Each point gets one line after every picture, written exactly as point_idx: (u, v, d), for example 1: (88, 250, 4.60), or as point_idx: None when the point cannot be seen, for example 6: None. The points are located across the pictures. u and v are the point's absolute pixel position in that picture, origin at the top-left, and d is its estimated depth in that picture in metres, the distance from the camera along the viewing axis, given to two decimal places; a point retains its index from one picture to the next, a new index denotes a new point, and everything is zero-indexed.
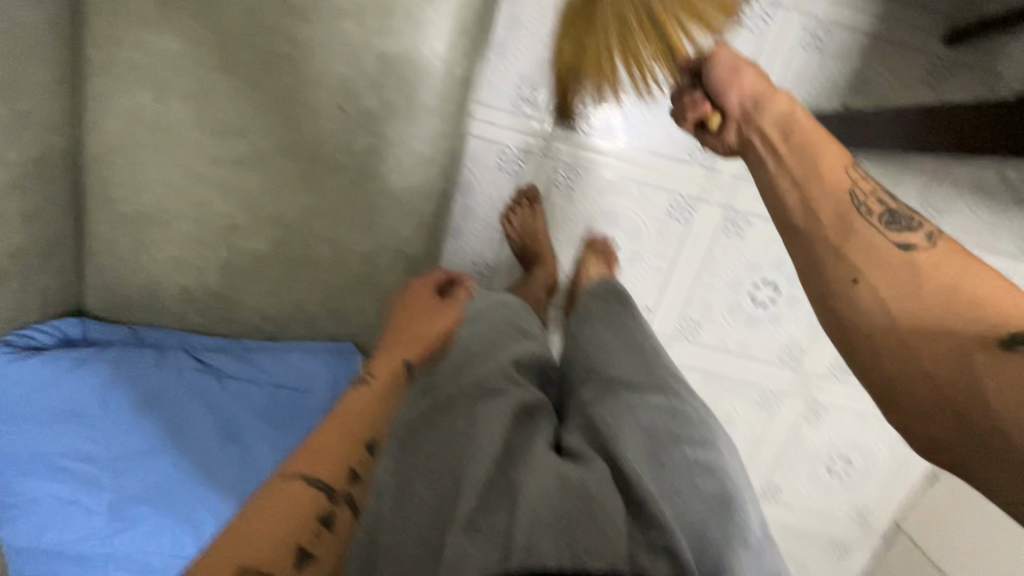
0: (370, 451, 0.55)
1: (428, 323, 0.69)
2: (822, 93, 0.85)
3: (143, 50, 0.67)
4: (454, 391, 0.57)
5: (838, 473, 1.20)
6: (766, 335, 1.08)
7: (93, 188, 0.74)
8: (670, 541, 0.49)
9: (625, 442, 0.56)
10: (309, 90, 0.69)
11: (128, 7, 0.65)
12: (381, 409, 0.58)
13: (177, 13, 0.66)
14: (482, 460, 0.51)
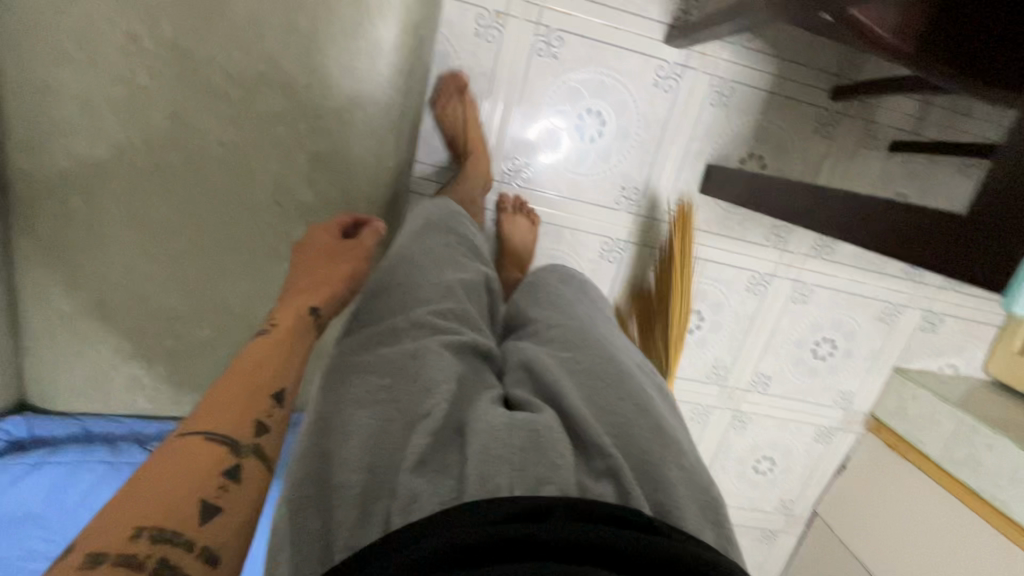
0: (279, 400, 0.53)
1: (328, 267, 0.68)
2: (722, 145, 1.02)
3: (73, 159, 0.69)
4: (402, 324, 0.63)
5: (763, 472, 1.33)
6: (695, 358, 1.19)
7: (28, 288, 0.75)
8: (612, 464, 0.53)
9: (561, 379, 0.62)
10: (244, 188, 0.73)
11: (52, 117, 0.67)
12: (286, 357, 0.57)
13: (105, 122, 0.67)
14: (432, 395, 0.55)
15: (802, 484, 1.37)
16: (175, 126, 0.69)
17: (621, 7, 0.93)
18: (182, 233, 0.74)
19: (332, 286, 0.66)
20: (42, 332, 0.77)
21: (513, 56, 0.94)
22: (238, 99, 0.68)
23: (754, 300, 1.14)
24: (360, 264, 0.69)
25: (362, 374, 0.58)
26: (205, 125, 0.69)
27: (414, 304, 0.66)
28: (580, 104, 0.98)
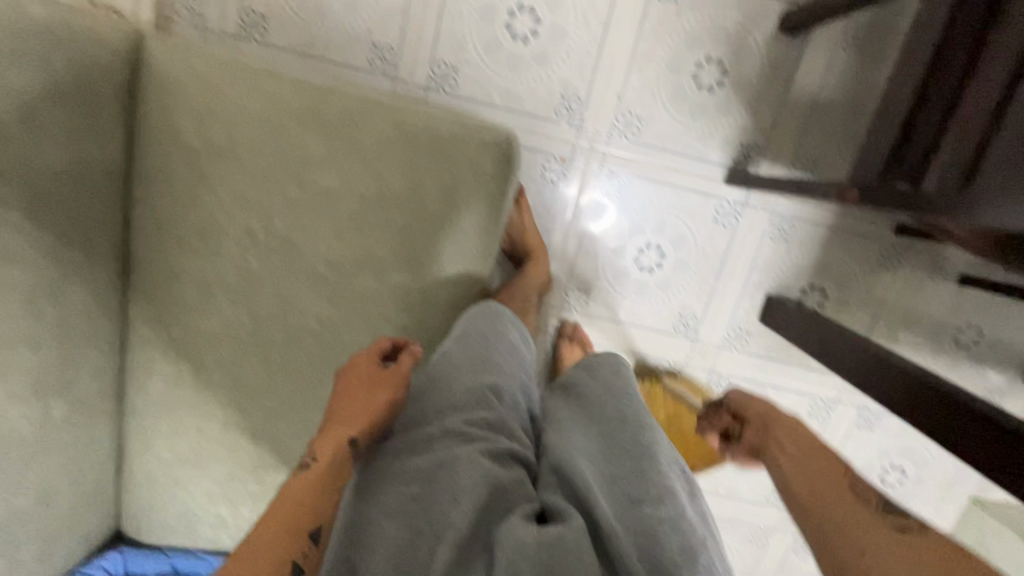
0: (314, 541, 0.49)
1: (366, 402, 0.55)
2: (784, 276, 0.95)
3: (97, 275, 0.59)
4: (434, 431, 0.55)
5: (894, 485, 1.08)
6: (791, 390, 1.02)
7: (98, 424, 0.65)
8: None
9: (600, 492, 0.53)
10: (282, 287, 0.62)
11: (107, 225, 0.58)
12: (325, 503, 0.50)
13: (131, 233, 0.61)
14: (462, 506, 0.50)
15: (943, 512, 1.10)
16: (190, 228, 0.60)
17: (683, 152, 0.89)
18: (237, 371, 0.65)
19: (371, 417, 0.54)
20: (140, 472, 0.70)
21: (584, 166, 0.90)
22: (280, 251, 0.61)
23: (818, 425, 1.04)
24: (399, 398, 0.56)
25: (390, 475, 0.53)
26: (239, 246, 0.61)
27: (434, 423, 0.57)
28: (636, 244, 0.94)
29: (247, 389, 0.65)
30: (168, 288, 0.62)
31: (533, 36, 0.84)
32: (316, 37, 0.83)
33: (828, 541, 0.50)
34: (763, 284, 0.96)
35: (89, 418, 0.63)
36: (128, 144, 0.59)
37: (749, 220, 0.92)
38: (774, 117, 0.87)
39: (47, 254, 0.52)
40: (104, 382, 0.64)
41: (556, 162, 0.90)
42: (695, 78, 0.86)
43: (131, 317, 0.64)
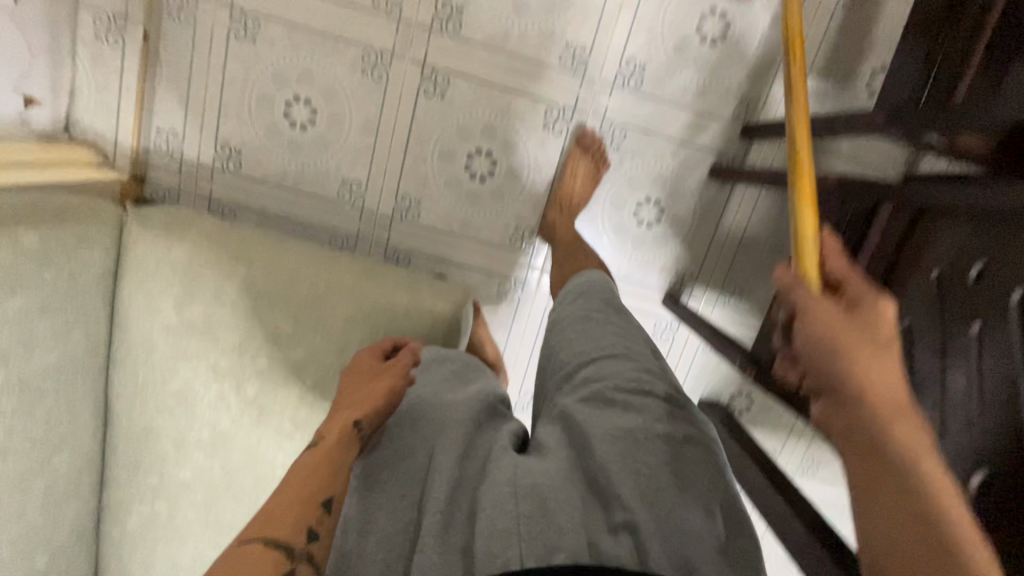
0: (328, 509, 0.52)
1: (370, 384, 0.63)
2: (715, 383, 1.05)
3: (81, 434, 0.65)
4: (418, 423, 0.59)
5: None
6: None
7: (78, 560, 0.70)
8: (629, 520, 0.51)
9: (597, 435, 0.56)
10: (250, 438, 0.68)
11: (88, 392, 0.64)
12: (336, 469, 0.55)
13: (113, 393, 0.67)
14: (439, 481, 0.53)
15: None
16: (168, 392, 0.67)
17: (624, 277, 0.99)
18: (211, 510, 0.71)
19: (374, 402, 0.61)
20: None
21: (538, 283, 0.98)
22: (250, 411, 0.68)
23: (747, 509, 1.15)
24: (399, 382, 0.63)
25: (390, 471, 0.56)
26: (212, 405, 0.67)
27: (425, 411, 0.61)
28: None
29: (220, 526, 0.72)
30: (146, 440, 0.68)
31: (489, 176, 0.92)
32: (289, 170, 0.90)
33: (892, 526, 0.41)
34: (698, 389, 1.05)
35: (69, 560, 0.68)
36: (111, 318, 0.66)
37: (684, 335, 1.02)
38: (705, 252, 0.97)
39: (35, 438, 0.58)
40: (84, 523, 0.69)
41: (517, 275, 0.98)
42: (635, 214, 0.95)
43: (112, 466, 0.70)
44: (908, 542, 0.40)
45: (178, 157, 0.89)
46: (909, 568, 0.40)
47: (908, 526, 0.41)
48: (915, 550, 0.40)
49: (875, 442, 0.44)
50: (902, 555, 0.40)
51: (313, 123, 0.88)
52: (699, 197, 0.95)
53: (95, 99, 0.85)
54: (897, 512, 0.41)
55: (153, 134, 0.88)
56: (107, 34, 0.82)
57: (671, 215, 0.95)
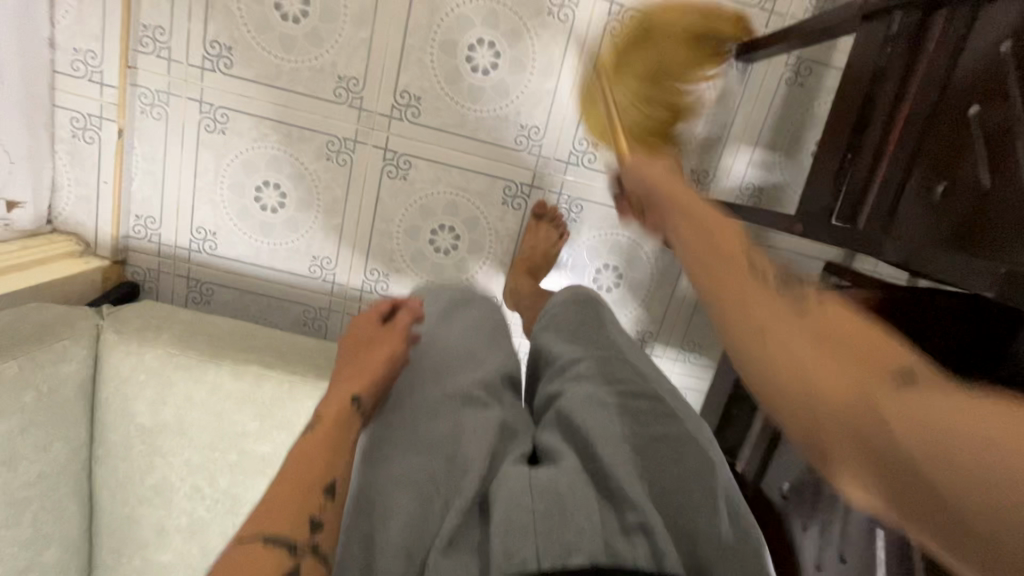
0: (329, 497, 0.52)
1: (370, 353, 0.68)
2: None
3: (66, 529, 0.69)
4: (438, 398, 0.61)
5: None
6: None
7: None
8: (644, 519, 0.50)
9: (600, 435, 0.56)
10: (224, 525, 0.73)
11: (71, 491, 0.69)
12: (337, 449, 0.57)
13: (96, 486, 0.72)
14: (468, 472, 0.53)
15: None
16: (146, 486, 0.72)
17: None
18: None
19: (373, 374, 0.64)
20: None
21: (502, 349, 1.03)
22: (224, 500, 0.73)
23: None
24: (398, 348, 0.68)
25: (399, 448, 0.57)
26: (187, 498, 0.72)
27: (430, 403, 0.61)
28: None
29: None
30: (127, 529, 0.73)
31: (453, 249, 0.97)
32: (261, 251, 0.95)
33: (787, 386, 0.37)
34: None
35: None
36: (91, 420, 0.70)
37: None
38: (661, 316, 1.02)
39: (22, 542, 0.63)
40: None
41: None
42: (593, 282, 1.00)
43: (96, 553, 0.75)
44: (822, 402, 0.35)
45: (156, 242, 0.94)
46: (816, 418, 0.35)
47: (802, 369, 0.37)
48: (801, 386, 0.36)
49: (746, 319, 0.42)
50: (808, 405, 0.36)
51: (283, 205, 0.93)
52: (654, 267, 0.99)
53: (75, 193, 0.90)
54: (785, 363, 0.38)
55: (131, 222, 0.93)
56: (83, 134, 0.87)
57: (626, 285, 1.00)
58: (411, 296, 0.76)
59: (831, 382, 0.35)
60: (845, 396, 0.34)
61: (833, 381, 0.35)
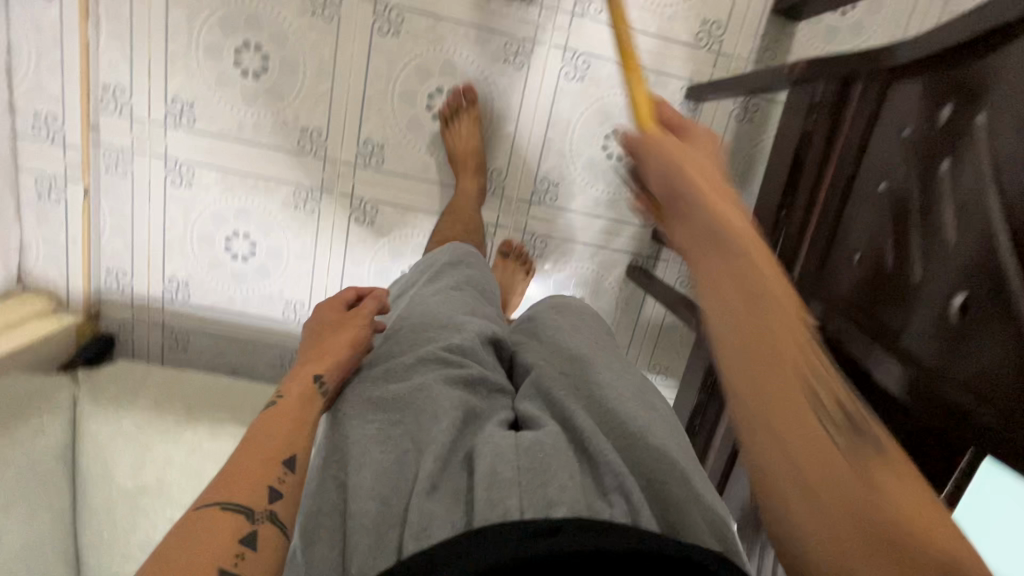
0: (289, 469, 0.53)
1: (337, 330, 0.69)
2: None
3: None
4: (412, 361, 0.62)
5: None
6: None
7: None
8: (622, 480, 0.51)
9: (575, 406, 0.59)
10: None
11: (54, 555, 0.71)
12: (301, 421, 0.58)
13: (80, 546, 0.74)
14: (443, 424, 0.55)
15: None
16: (129, 545, 0.74)
17: None
18: None
19: (338, 351, 0.66)
20: None
21: None
22: None
23: None
24: (366, 330, 0.69)
25: (377, 409, 0.58)
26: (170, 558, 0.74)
27: (403, 364, 0.63)
28: None
29: None
30: None
31: None
32: (234, 298, 0.97)
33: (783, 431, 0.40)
34: None
35: None
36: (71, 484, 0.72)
37: None
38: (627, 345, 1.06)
39: None
40: None
41: None
42: None
43: None
44: (804, 460, 0.39)
45: (128, 294, 0.96)
46: (793, 473, 0.39)
47: (795, 422, 0.40)
48: (788, 438, 0.40)
49: (763, 348, 0.42)
50: (791, 451, 0.40)
51: (253, 253, 0.95)
52: (618, 302, 1.03)
53: (44, 252, 0.91)
54: (786, 411, 0.40)
55: (102, 276, 0.94)
56: (48, 194, 0.88)
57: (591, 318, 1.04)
58: (376, 287, 0.81)
59: (815, 442, 0.39)
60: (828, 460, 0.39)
61: (837, 487, 0.38)
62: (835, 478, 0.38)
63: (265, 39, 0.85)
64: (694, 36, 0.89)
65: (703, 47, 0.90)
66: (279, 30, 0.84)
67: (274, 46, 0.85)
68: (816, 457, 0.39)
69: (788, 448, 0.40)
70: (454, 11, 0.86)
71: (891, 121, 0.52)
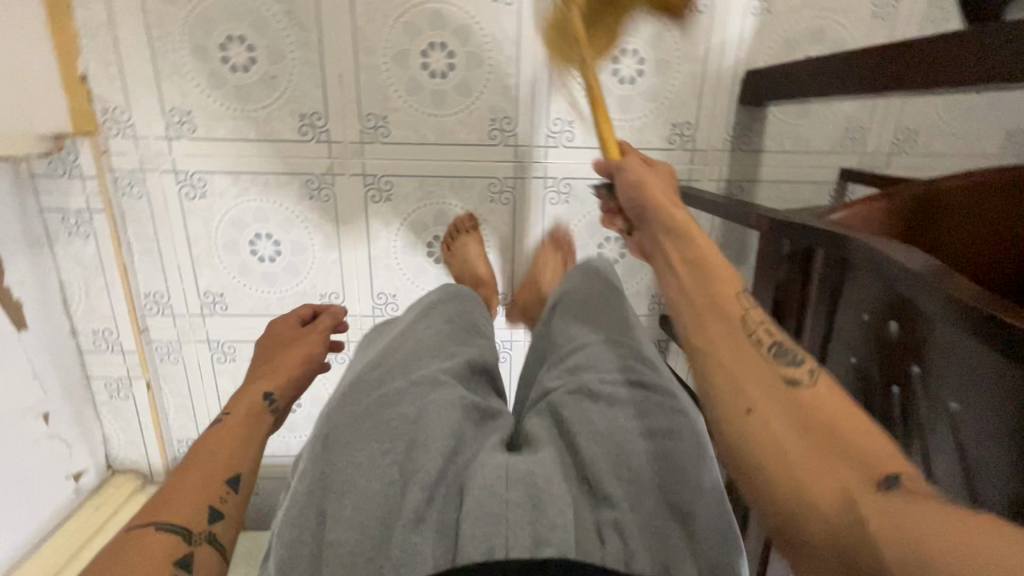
0: (233, 486, 0.58)
1: (287, 355, 0.77)
2: None
3: None
4: (400, 385, 0.61)
5: None
6: None
7: None
8: (616, 519, 0.52)
9: (583, 426, 0.59)
10: None
11: None
12: (247, 438, 0.64)
13: None
14: (432, 453, 0.54)
15: None
16: None
17: None
18: None
19: (288, 376, 0.73)
20: None
21: None
22: None
23: None
24: (313, 352, 0.78)
25: (364, 428, 0.57)
26: None
27: (411, 381, 0.61)
28: None
29: None
30: None
31: None
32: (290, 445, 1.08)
33: (796, 479, 0.39)
34: None
35: None
36: None
37: None
38: None
39: None
40: None
41: None
42: None
43: None
44: (811, 516, 0.37)
45: None
46: (821, 527, 0.37)
47: (788, 465, 0.39)
48: (780, 471, 0.39)
49: (743, 411, 0.43)
50: (815, 494, 0.37)
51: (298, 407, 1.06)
52: None
53: (124, 439, 1.02)
54: (795, 461, 0.39)
55: (176, 447, 1.06)
56: (118, 393, 0.99)
57: None
58: (332, 307, 0.90)
59: (817, 501, 0.37)
60: (829, 506, 0.37)
61: (857, 539, 0.35)
62: (854, 530, 0.35)
63: (273, 227, 0.93)
64: (666, 140, 0.93)
65: (677, 148, 0.93)
66: (284, 216, 0.93)
67: (282, 232, 0.94)
68: (825, 512, 0.37)
69: (808, 504, 0.38)
70: (435, 166, 0.92)
71: (854, 301, 0.56)
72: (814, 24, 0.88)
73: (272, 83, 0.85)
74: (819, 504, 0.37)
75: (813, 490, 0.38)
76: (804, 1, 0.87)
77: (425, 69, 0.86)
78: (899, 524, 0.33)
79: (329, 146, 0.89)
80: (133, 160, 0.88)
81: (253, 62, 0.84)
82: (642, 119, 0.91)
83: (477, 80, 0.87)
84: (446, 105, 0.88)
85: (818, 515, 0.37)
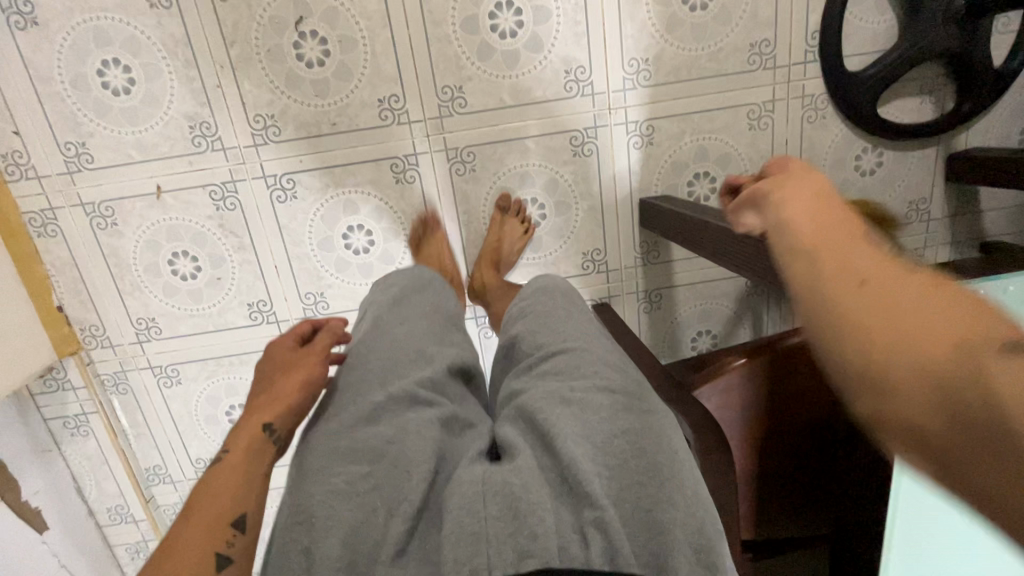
0: (239, 530, 0.52)
1: (286, 377, 0.67)
2: None
3: None
4: (380, 402, 0.58)
5: None
6: None
7: None
8: (599, 515, 0.47)
9: (565, 434, 0.53)
10: None
11: None
12: (249, 474, 0.57)
13: None
14: (414, 479, 0.51)
15: None
16: None
17: None
18: None
19: (286, 400, 0.64)
20: None
21: None
22: None
23: None
24: (314, 374, 0.67)
25: (346, 447, 0.54)
26: None
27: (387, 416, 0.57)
28: None
29: None
30: None
31: None
32: None
33: (916, 318, 0.33)
34: None
35: None
36: None
37: None
38: None
39: None
40: None
41: None
42: None
43: None
44: (906, 340, 0.33)
45: None
46: (900, 340, 0.33)
47: (900, 312, 0.34)
48: (884, 317, 0.34)
49: (843, 270, 0.38)
50: (926, 326, 0.33)
51: None
52: None
53: None
54: (907, 308, 0.34)
55: None
56: (138, 554, 1.12)
57: None
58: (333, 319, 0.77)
59: (922, 339, 0.32)
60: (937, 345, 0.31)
61: (969, 360, 0.30)
62: (957, 354, 0.30)
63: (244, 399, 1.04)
64: (581, 267, 1.01)
65: (592, 272, 1.01)
66: None
67: None
68: (919, 336, 0.32)
69: (913, 334, 0.32)
70: None
71: None
72: (695, 146, 0.94)
73: (218, 284, 0.96)
74: (921, 340, 0.32)
75: (925, 331, 0.32)
76: (682, 128, 0.93)
77: (348, 249, 0.96)
78: (983, 349, 0.30)
79: (279, 326, 1.00)
80: (115, 365, 1.00)
81: (199, 269, 0.95)
82: (553, 255, 1.00)
83: (396, 250, 0.97)
84: (372, 274, 0.98)
85: (927, 346, 0.32)
